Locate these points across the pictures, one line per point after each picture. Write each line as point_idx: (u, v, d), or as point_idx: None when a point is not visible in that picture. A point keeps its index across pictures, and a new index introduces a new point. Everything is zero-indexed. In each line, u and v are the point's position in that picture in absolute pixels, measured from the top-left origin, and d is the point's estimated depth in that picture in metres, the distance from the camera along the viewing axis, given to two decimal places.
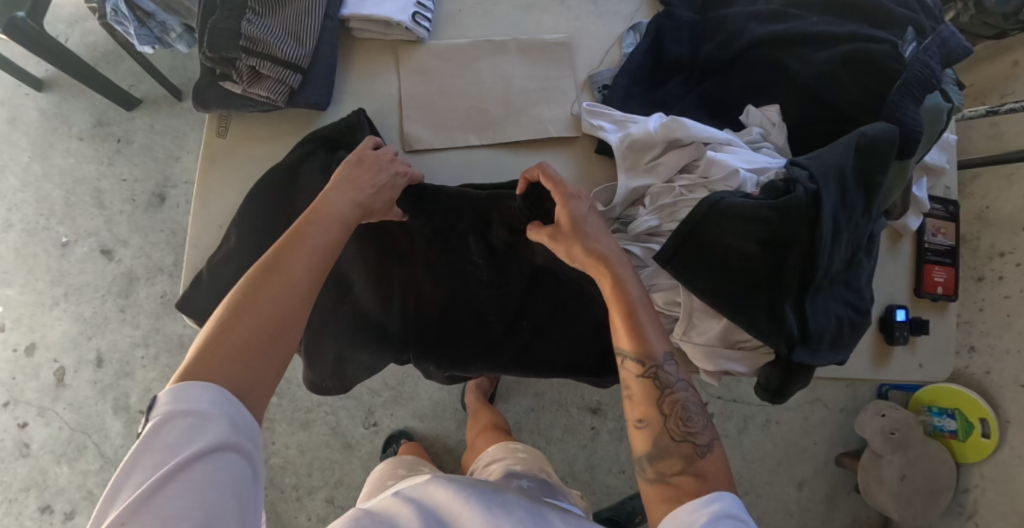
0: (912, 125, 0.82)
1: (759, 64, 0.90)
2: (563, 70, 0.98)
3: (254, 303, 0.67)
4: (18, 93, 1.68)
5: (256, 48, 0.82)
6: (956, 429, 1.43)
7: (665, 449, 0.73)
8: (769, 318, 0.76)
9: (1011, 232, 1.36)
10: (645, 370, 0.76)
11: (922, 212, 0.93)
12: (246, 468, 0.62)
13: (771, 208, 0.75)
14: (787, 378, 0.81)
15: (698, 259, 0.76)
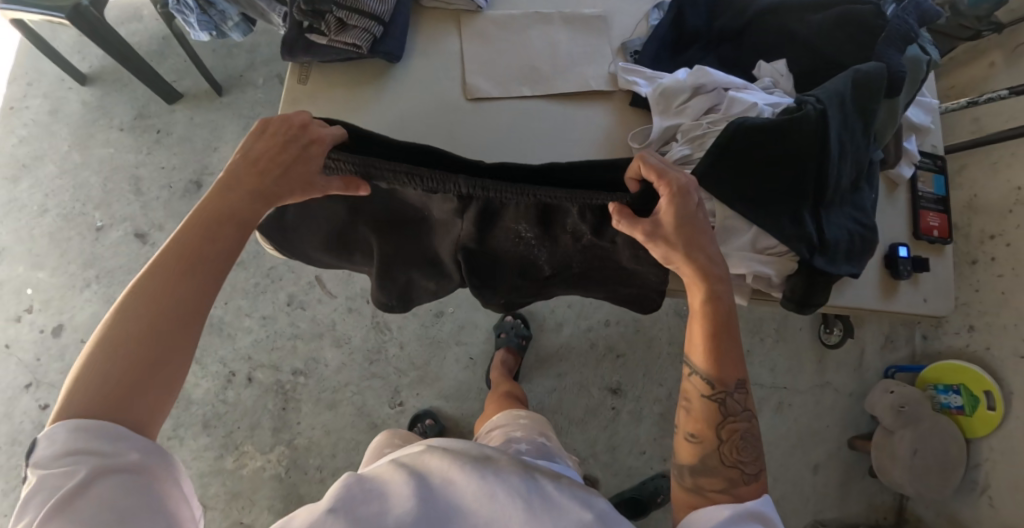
0: (896, 67, 0.93)
1: (770, 30, 1.02)
2: (600, 38, 1.10)
3: (131, 326, 0.63)
4: (63, 87, 1.78)
5: (346, 3, 0.94)
6: (962, 405, 1.50)
7: (711, 468, 0.75)
8: (791, 222, 0.87)
9: (1000, 217, 1.46)
10: (715, 392, 0.77)
11: (913, 163, 1.06)
12: (134, 481, 0.60)
13: (788, 126, 0.84)
14: (808, 285, 0.90)
15: (728, 171, 0.85)
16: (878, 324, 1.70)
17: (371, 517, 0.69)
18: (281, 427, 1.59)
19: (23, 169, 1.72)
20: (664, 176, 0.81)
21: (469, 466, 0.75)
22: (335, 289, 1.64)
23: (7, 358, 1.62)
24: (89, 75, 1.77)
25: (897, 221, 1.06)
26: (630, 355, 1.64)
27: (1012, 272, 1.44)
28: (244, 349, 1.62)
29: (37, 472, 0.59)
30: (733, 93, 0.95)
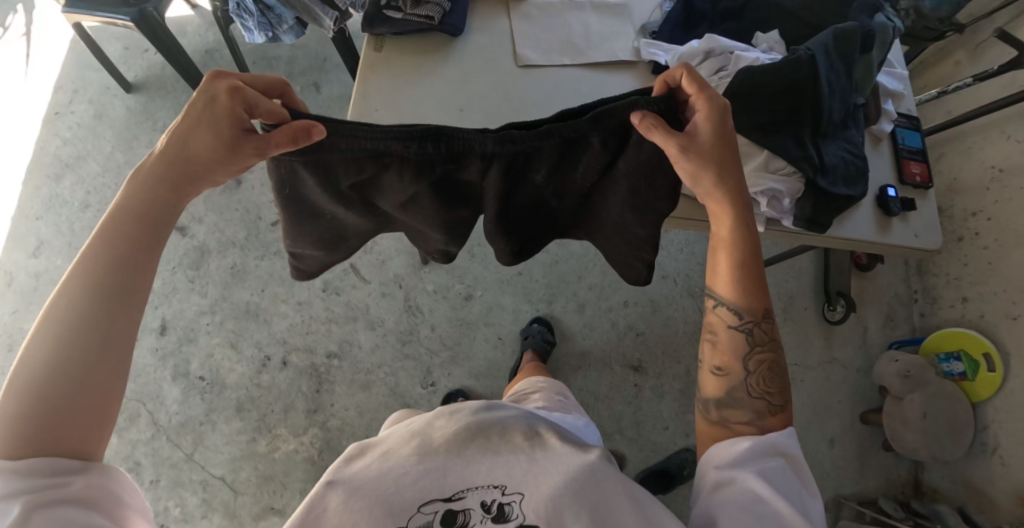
0: (868, 26, 1.12)
1: (767, 8, 1.20)
2: (624, 20, 1.24)
3: (56, 354, 0.60)
4: (108, 94, 1.89)
5: None
6: (964, 370, 1.61)
7: (736, 400, 0.79)
8: (796, 145, 1.04)
9: (980, 194, 1.62)
10: (742, 322, 0.80)
11: (891, 121, 1.25)
12: (77, 505, 0.57)
13: (784, 66, 1.02)
14: (815, 204, 1.06)
15: (737, 108, 1.02)
16: (877, 304, 1.87)
17: (376, 480, 0.74)
18: (315, 409, 1.62)
19: (66, 168, 1.81)
20: (707, 92, 0.77)
21: (473, 428, 0.80)
22: (368, 275, 1.72)
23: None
24: (134, 83, 1.90)
25: (884, 168, 1.23)
26: (648, 333, 1.73)
27: (995, 243, 1.59)
28: (279, 334, 1.67)
29: None
30: (739, 53, 1.10)
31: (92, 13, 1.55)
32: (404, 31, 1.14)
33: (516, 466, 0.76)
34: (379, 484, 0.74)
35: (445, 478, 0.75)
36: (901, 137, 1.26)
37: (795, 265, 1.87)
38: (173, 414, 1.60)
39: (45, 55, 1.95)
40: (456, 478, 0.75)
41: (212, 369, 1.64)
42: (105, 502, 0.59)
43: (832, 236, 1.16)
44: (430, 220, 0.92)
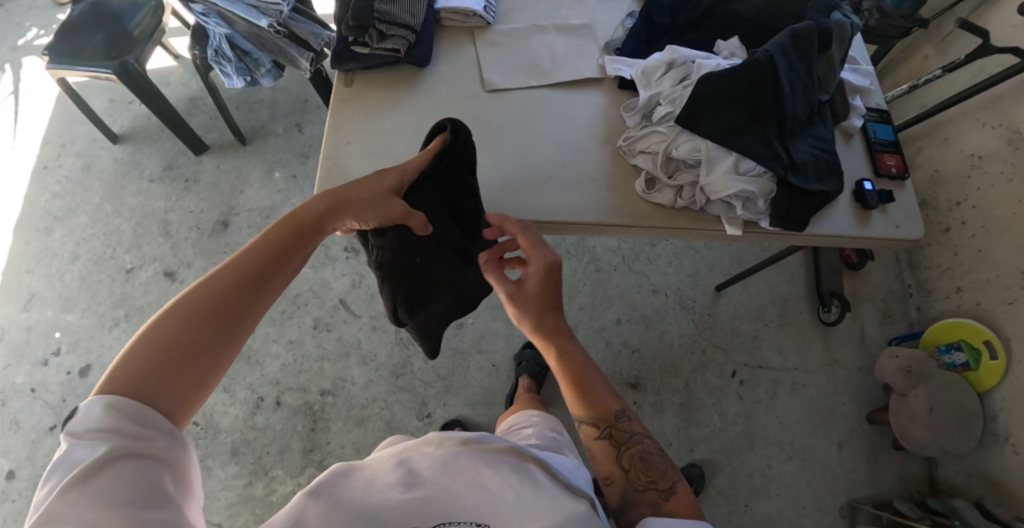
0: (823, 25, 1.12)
1: (724, 16, 1.21)
2: (588, 40, 1.27)
3: (188, 319, 0.67)
4: (95, 147, 1.92)
5: (385, 18, 1.12)
6: (966, 360, 1.66)
7: (632, 499, 0.82)
8: (764, 145, 1.00)
9: (960, 184, 1.74)
10: (601, 431, 0.87)
11: (861, 115, 1.26)
12: (156, 464, 0.59)
13: (742, 69, 1.02)
14: (790, 199, 1.02)
15: (701, 115, 1.01)
16: (874, 302, 1.89)
17: (362, 502, 0.68)
18: (312, 448, 1.60)
19: (55, 221, 1.84)
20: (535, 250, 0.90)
21: (460, 454, 0.74)
22: (358, 310, 1.71)
23: (32, 401, 1.67)
24: (120, 134, 1.93)
25: (859, 163, 1.23)
26: (644, 350, 1.73)
27: (982, 230, 1.68)
28: (272, 375, 1.65)
29: (70, 440, 0.58)
30: (702, 62, 1.10)
31: (74, 67, 1.62)
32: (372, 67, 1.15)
33: (506, 507, 0.70)
34: (361, 505, 0.68)
35: (427, 509, 0.69)
36: (872, 131, 1.26)
37: (788, 269, 1.87)
38: None
39: (31, 113, 1.99)
40: (438, 512, 0.69)
41: (206, 414, 1.62)
42: (175, 467, 0.61)
43: (814, 235, 1.14)
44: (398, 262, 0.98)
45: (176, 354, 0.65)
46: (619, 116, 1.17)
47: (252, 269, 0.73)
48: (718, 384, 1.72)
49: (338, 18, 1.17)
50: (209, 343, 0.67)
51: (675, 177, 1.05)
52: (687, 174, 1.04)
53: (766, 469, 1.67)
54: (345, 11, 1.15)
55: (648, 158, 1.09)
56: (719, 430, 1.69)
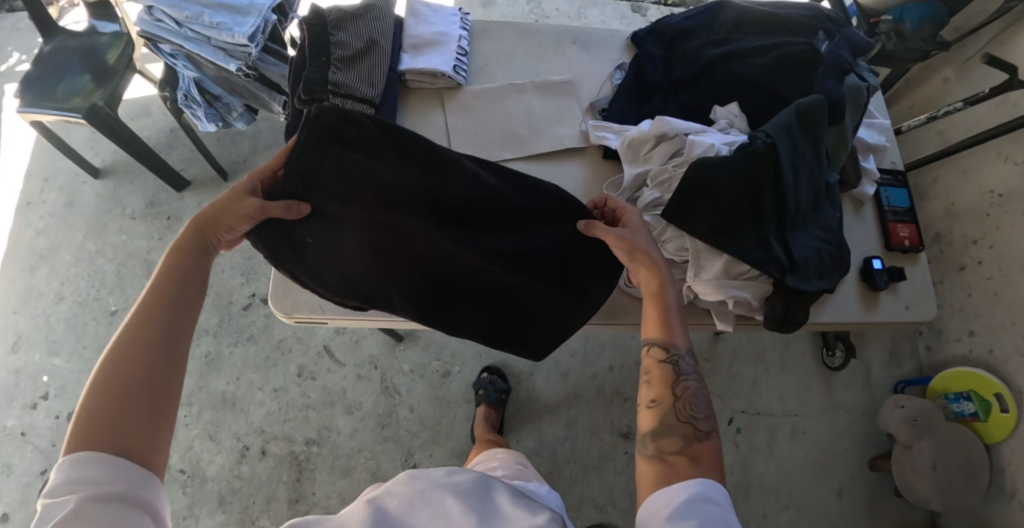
0: (835, 95, 0.99)
1: (719, 75, 1.10)
2: (571, 100, 1.18)
3: (121, 366, 0.74)
4: (77, 181, 1.86)
5: (340, 91, 1.07)
6: (975, 410, 1.56)
7: (669, 428, 0.82)
8: (760, 246, 0.90)
9: (978, 220, 1.62)
10: (669, 357, 0.86)
11: (875, 180, 1.15)
12: (123, 503, 0.67)
13: (739, 157, 0.90)
14: (788, 301, 0.92)
15: (692, 209, 0.91)
16: (881, 340, 1.81)
17: None
18: (297, 498, 1.58)
19: (40, 259, 1.79)
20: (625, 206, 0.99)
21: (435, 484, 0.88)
22: (343, 357, 1.68)
23: (22, 445, 1.64)
24: (103, 168, 1.87)
25: (868, 235, 1.14)
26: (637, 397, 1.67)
27: (1000, 273, 1.57)
28: (257, 423, 1.63)
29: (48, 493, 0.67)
30: (693, 136, 0.99)
31: (44, 111, 1.53)
32: None
33: None
34: None
35: None
36: (885, 197, 1.16)
37: None
38: None
39: (14, 143, 1.94)
40: None
41: (192, 461, 1.60)
42: (147, 497, 0.69)
43: (817, 321, 1.07)
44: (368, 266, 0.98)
45: (121, 388, 0.73)
46: (600, 194, 1.11)
47: (167, 291, 0.80)
48: None
49: (291, 88, 1.13)
50: (147, 378, 0.74)
51: None
52: (673, 270, 0.97)
53: (762, 519, 1.62)
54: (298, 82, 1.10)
55: None
56: None
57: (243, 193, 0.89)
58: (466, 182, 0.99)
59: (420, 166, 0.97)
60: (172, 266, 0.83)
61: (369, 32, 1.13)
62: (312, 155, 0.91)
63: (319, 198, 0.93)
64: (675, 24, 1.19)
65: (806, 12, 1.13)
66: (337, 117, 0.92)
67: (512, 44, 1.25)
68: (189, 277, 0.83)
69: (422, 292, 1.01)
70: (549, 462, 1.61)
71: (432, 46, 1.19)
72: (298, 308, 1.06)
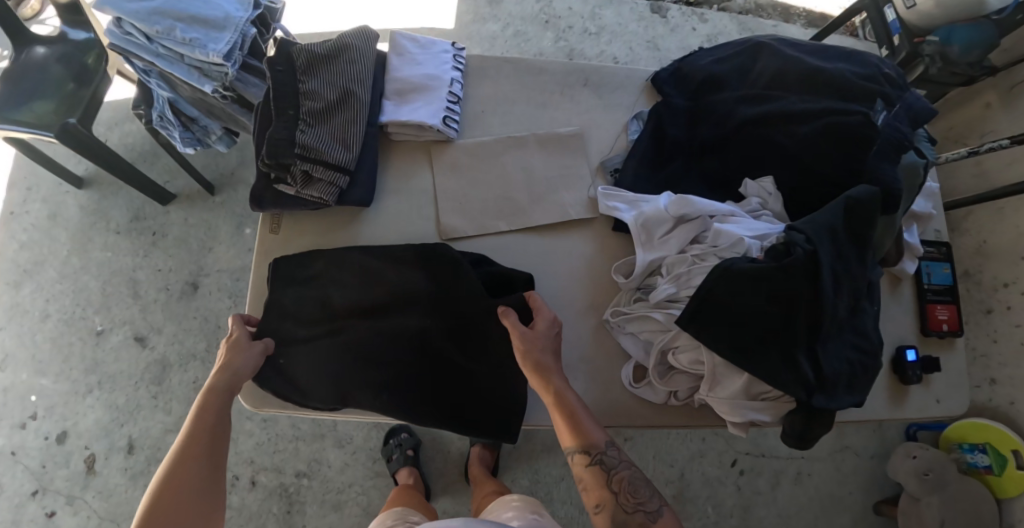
0: (892, 182, 0.86)
1: (753, 141, 0.94)
2: (579, 159, 1.09)
3: (168, 486, 0.84)
4: (59, 191, 1.71)
5: (309, 155, 0.99)
6: (990, 464, 1.43)
7: (621, 522, 0.85)
8: (787, 367, 0.83)
9: (1012, 263, 1.38)
10: (593, 458, 0.88)
11: (916, 256, 1.03)
12: None
13: (774, 268, 0.82)
14: (808, 422, 0.86)
15: (714, 323, 0.84)
16: None
17: None
18: None
19: (25, 275, 1.64)
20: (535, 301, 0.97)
21: None
22: None
23: (13, 465, 1.53)
24: (85, 178, 1.71)
25: (903, 319, 1.05)
26: (637, 437, 1.61)
27: None
28: (246, 454, 1.59)
29: None
30: (718, 223, 0.90)
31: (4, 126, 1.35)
32: (299, 207, 1.04)
33: None
34: None
35: None
36: (925, 274, 1.07)
37: None
38: None
39: None
40: None
41: None
42: None
43: (842, 419, 1.00)
44: (358, 356, 0.97)
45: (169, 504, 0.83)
46: (608, 274, 1.04)
47: (204, 424, 0.89)
48: (716, 475, 1.61)
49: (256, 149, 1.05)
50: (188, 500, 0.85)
51: (667, 379, 0.93)
52: (681, 377, 0.92)
53: None
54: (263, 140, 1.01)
55: (638, 341, 0.96)
56: (713, 522, 1.59)
57: (238, 332, 0.97)
58: (415, 277, 1.00)
59: (399, 263, 1.01)
60: (204, 403, 0.91)
61: (342, 79, 1.03)
62: (277, 297, 1.01)
63: (297, 327, 1.00)
64: (704, 67, 1.02)
65: (859, 70, 0.93)
66: (287, 262, 1.03)
67: (511, 87, 1.13)
68: (221, 405, 0.91)
69: (401, 387, 0.96)
70: (544, 501, 1.57)
71: (418, 92, 1.08)
72: (268, 401, 1.02)
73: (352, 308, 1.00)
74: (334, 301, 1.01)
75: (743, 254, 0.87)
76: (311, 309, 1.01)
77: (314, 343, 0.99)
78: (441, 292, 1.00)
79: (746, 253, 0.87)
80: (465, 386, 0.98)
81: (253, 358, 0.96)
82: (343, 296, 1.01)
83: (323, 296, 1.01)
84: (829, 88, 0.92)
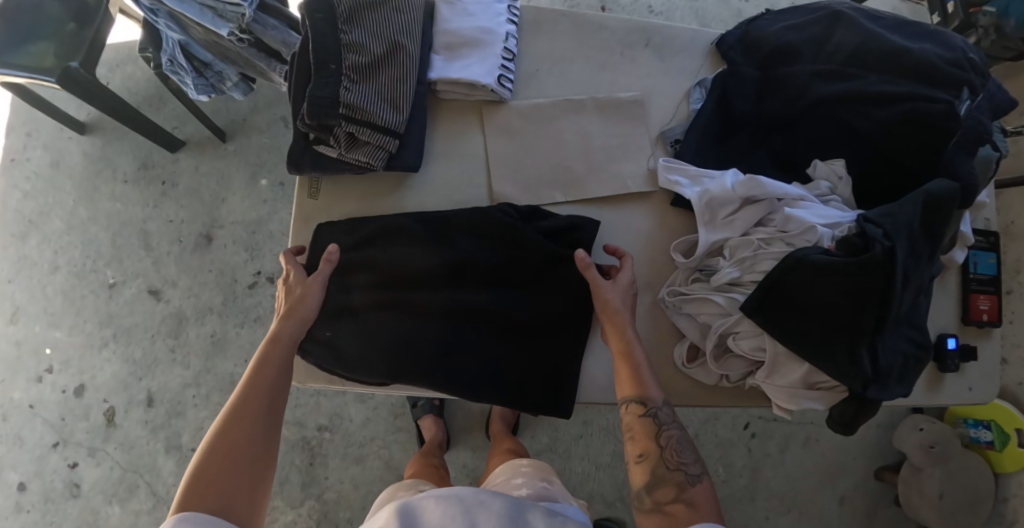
0: (967, 178, 0.86)
1: (825, 121, 0.92)
2: (639, 127, 1.04)
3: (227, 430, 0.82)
4: (61, 137, 1.64)
5: (355, 116, 0.93)
6: (992, 440, 1.44)
7: (660, 478, 0.83)
8: (847, 360, 0.83)
9: None
10: (648, 410, 0.87)
11: (968, 245, 1.01)
12: None
13: (852, 265, 0.80)
14: (861, 408, 0.86)
15: (778, 306, 0.85)
16: None
17: None
18: (310, 482, 1.59)
19: (30, 226, 1.60)
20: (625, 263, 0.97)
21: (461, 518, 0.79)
22: None
23: (32, 418, 1.52)
24: (87, 123, 1.64)
25: (946, 307, 1.06)
26: None
27: None
28: None
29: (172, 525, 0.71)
30: (788, 208, 0.88)
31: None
32: (342, 171, 0.98)
33: None
34: None
35: None
36: (971, 264, 1.06)
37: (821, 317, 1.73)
38: (173, 485, 1.51)
39: None
40: None
41: None
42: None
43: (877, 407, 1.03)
44: (389, 329, 0.96)
45: (226, 450, 0.80)
46: (664, 251, 1.01)
47: (267, 377, 0.88)
48: (728, 437, 1.66)
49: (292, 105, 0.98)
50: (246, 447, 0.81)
51: (722, 362, 0.93)
52: (736, 361, 0.93)
53: (764, 521, 1.64)
54: (303, 96, 0.94)
55: (694, 322, 0.95)
56: (722, 481, 1.65)
57: (297, 273, 0.96)
58: (445, 248, 0.98)
59: (428, 231, 0.98)
60: (267, 355, 0.90)
61: (388, 31, 0.95)
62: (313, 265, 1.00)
63: (337, 297, 0.99)
64: (777, 36, 0.97)
65: (945, 53, 0.89)
66: (331, 227, 1.01)
67: (568, 45, 1.07)
68: (280, 356, 0.90)
69: (444, 363, 0.95)
70: (562, 459, 1.61)
71: (470, 47, 1.01)
72: (312, 376, 1.02)
73: (383, 274, 0.98)
74: (363, 270, 0.99)
75: (815, 243, 0.86)
76: (349, 281, 0.99)
77: (347, 320, 0.97)
78: (487, 261, 0.97)
79: (818, 242, 0.86)
80: (506, 359, 0.96)
81: (303, 304, 0.95)
82: (375, 260, 0.98)
83: (349, 265, 0.99)
84: (912, 70, 0.88)
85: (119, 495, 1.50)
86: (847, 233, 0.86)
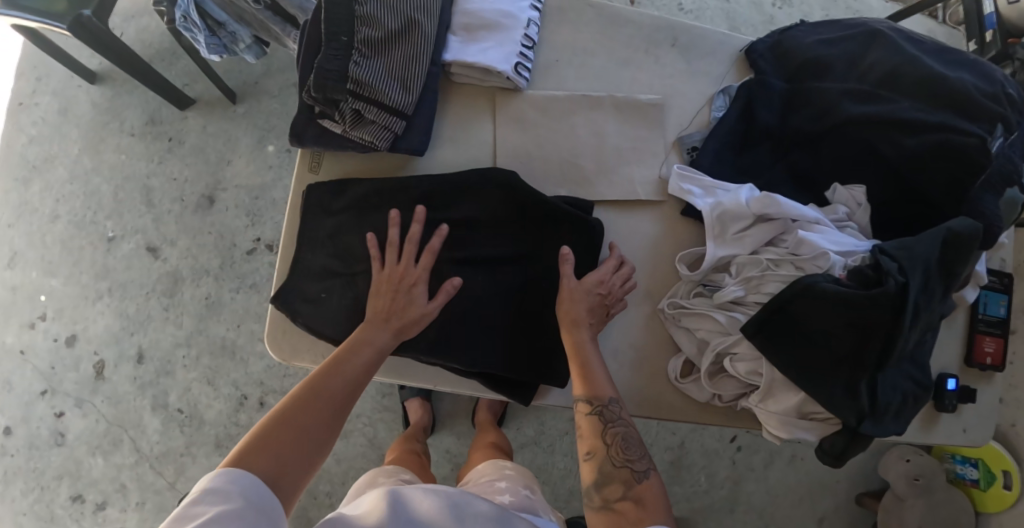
0: (993, 217, 0.83)
1: (852, 142, 0.89)
2: (655, 131, 1.00)
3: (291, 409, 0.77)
4: (72, 84, 1.62)
5: (362, 93, 0.90)
6: (977, 478, 1.42)
7: (607, 475, 0.80)
8: (846, 391, 0.81)
9: None
10: (592, 409, 0.85)
11: (980, 284, 0.98)
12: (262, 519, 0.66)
13: (862, 297, 0.77)
14: (850, 444, 0.84)
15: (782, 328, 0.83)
16: None
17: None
18: None
19: (33, 171, 1.58)
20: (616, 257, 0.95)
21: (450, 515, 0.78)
22: None
23: (22, 364, 1.52)
24: (98, 73, 1.61)
25: (950, 345, 1.03)
26: None
27: None
28: (257, 375, 1.53)
29: (203, 491, 0.66)
30: (803, 231, 0.85)
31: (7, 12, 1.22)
32: (346, 149, 0.96)
33: None
34: None
35: None
36: (981, 304, 1.03)
37: None
38: (155, 443, 1.50)
39: None
40: None
41: (191, 402, 1.52)
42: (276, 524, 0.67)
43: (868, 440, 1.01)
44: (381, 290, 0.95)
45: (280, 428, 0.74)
46: (669, 260, 0.99)
47: (342, 371, 0.83)
48: (714, 447, 1.65)
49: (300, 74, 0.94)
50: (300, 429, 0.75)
51: (715, 381, 0.91)
52: (729, 381, 0.91)
53: None
54: (311, 67, 0.91)
55: (692, 337, 0.93)
56: (703, 490, 1.64)
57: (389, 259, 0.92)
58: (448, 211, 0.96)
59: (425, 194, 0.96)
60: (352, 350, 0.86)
61: (405, 7, 0.91)
62: (308, 227, 0.98)
63: (325, 259, 0.97)
64: (810, 49, 0.94)
65: (983, 86, 0.85)
66: (320, 192, 0.98)
67: (591, 36, 1.03)
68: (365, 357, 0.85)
69: (439, 329, 0.93)
70: (545, 453, 1.60)
71: (488, 29, 0.97)
72: (297, 355, 0.99)
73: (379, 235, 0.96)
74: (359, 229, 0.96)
75: (825, 270, 0.83)
76: (346, 245, 0.97)
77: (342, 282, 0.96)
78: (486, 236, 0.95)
79: (829, 270, 0.83)
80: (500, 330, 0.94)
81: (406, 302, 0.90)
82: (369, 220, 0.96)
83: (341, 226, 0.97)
84: (948, 99, 0.85)
85: (102, 447, 1.50)
86: (860, 263, 0.83)
